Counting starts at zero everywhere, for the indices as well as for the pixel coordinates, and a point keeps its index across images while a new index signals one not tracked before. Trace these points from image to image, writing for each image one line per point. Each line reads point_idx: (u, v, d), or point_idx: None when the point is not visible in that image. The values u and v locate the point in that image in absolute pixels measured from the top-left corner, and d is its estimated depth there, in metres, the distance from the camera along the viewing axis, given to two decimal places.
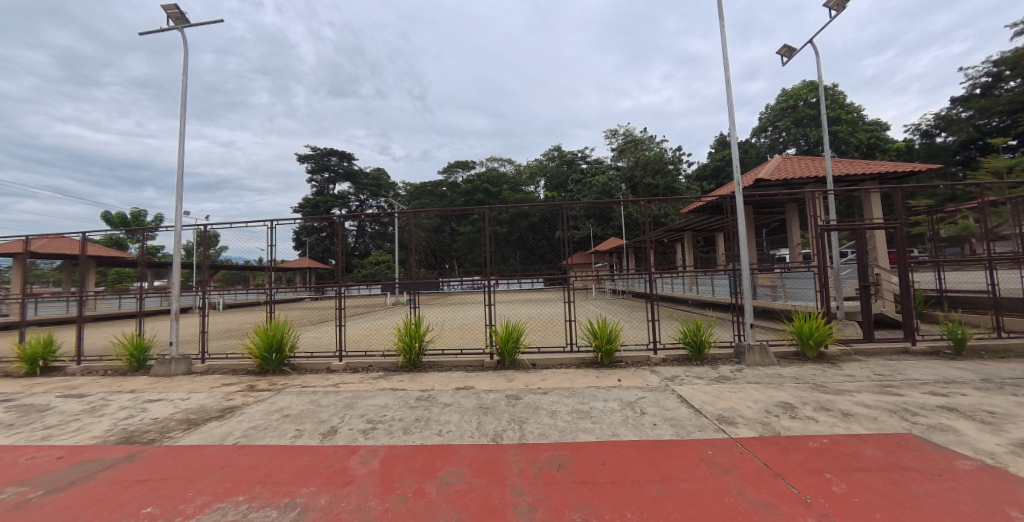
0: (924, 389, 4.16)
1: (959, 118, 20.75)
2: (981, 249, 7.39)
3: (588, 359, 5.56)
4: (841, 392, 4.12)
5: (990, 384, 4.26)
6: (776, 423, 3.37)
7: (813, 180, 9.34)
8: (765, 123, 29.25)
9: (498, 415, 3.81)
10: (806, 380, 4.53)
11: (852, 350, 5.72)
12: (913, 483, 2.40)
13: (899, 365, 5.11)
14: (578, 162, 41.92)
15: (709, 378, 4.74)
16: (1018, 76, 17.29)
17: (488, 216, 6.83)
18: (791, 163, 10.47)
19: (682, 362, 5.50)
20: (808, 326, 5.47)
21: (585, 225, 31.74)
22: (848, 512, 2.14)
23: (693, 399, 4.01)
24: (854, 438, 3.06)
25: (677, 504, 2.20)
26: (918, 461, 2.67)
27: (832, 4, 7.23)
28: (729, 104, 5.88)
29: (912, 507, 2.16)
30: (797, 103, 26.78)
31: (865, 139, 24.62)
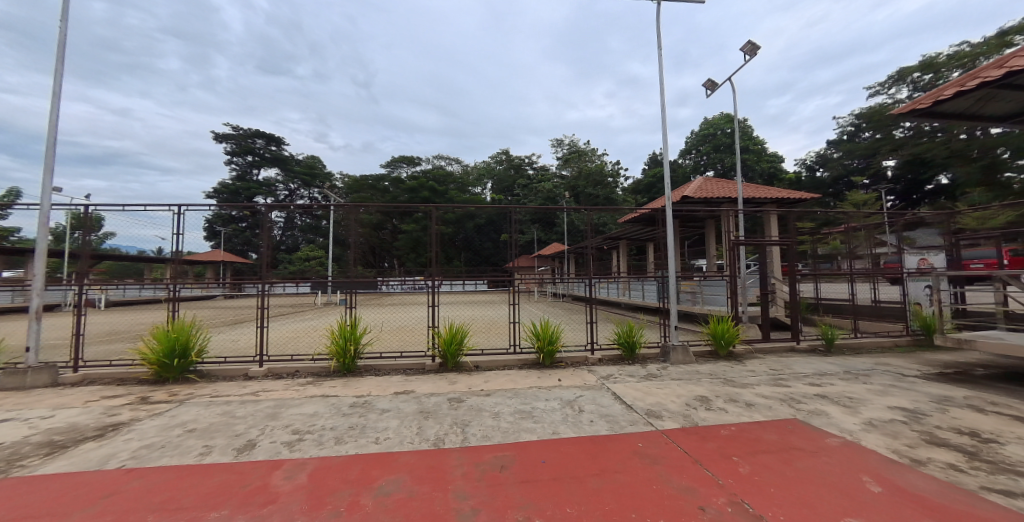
0: (805, 381, 4.97)
1: (833, 157, 25.25)
2: (845, 265, 9.04)
3: (531, 360, 5.69)
4: (746, 385, 4.74)
5: (850, 375, 5.23)
6: (695, 415, 3.77)
7: (727, 200, 10.62)
8: (690, 147, 32.70)
9: (440, 419, 3.72)
10: (719, 376, 5.13)
11: (753, 349, 6.62)
12: (799, 461, 2.85)
13: (788, 361, 6.04)
14: (524, 168, 42.86)
15: (640, 376, 5.14)
16: (872, 129, 21.64)
17: (434, 215, 6.63)
18: (710, 183, 11.78)
19: (616, 361, 5.88)
20: (721, 328, 6.22)
21: (529, 229, 32.64)
22: (752, 489, 2.47)
23: (626, 396, 4.31)
24: (756, 424, 3.54)
25: (614, 496, 2.35)
26: (805, 443, 3.16)
27: (746, 49, 8.35)
28: (664, 125, 6.43)
29: (799, 481, 2.55)
30: (716, 132, 30.55)
31: (766, 168, 28.38)
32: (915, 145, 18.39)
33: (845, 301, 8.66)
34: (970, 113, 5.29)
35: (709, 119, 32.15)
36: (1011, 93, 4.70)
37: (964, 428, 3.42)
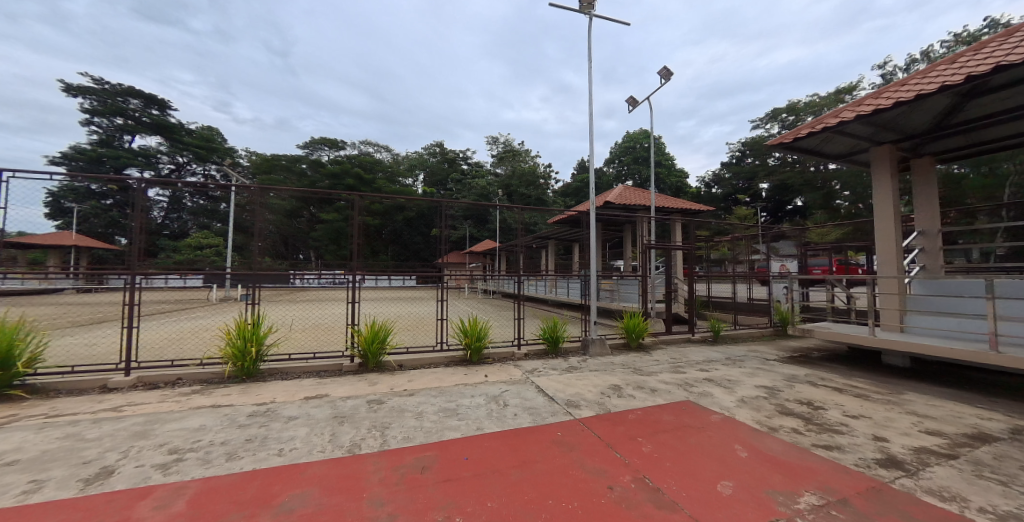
0: (698, 367, 5.71)
1: (725, 177, 29.44)
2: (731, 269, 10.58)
3: (458, 357, 5.64)
4: (651, 373, 5.29)
5: (731, 360, 6.15)
6: (608, 402, 4.09)
7: (643, 208, 11.69)
8: (614, 156, 35.36)
9: (357, 423, 3.48)
10: (630, 366, 5.64)
11: (659, 341, 7.41)
12: (691, 437, 3.26)
13: (686, 350, 6.88)
14: (459, 162, 42.24)
15: (562, 369, 5.41)
16: (755, 156, 25.71)
17: (358, 205, 6.14)
18: (630, 192, 12.85)
19: (541, 356, 6.11)
20: (633, 322, 6.84)
21: (462, 225, 32.36)
22: (653, 466, 2.77)
23: (548, 388, 4.50)
24: (658, 407, 3.97)
25: (533, 485, 2.44)
26: (695, 420, 3.64)
27: (662, 73, 9.26)
28: (591, 133, 6.83)
29: (689, 456, 2.93)
30: (636, 146, 33.52)
31: (675, 181, 31.96)
32: (784, 172, 22.29)
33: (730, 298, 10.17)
34: (818, 150, 6.54)
35: (630, 132, 35.06)
36: (844, 137, 5.92)
37: (805, 399, 4.26)
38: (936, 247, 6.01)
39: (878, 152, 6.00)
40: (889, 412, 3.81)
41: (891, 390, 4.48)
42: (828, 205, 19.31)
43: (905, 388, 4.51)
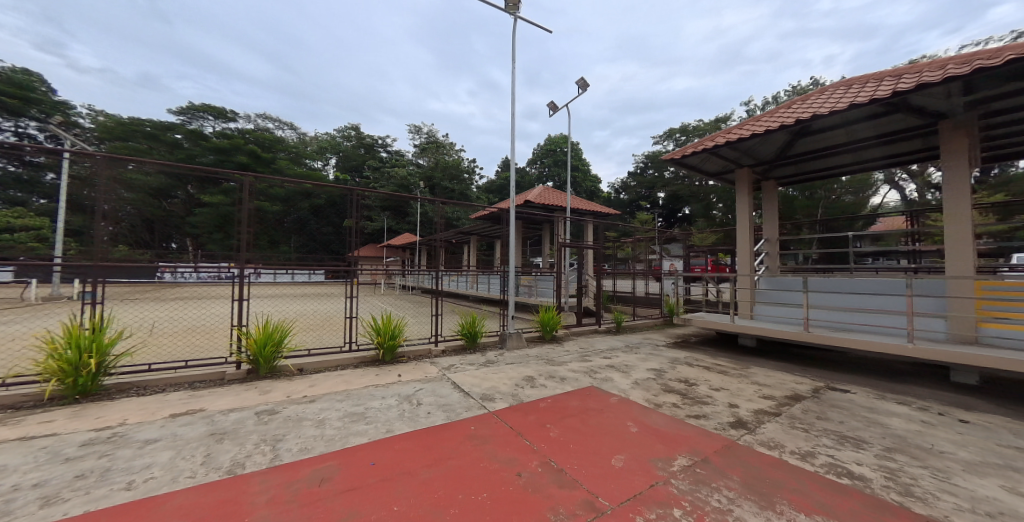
0: (602, 355, 6.31)
1: (631, 184, 32.73)
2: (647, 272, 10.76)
3: (368, 358, 5.34)
4: (562, 363, 5.69)
5: (629, 347, 6.92)
6: (521, 393, 4.28)
7: (560, 209, 12.38)
8: (535, 157, 36.72)
9: (241, 439, 3.08)
10: (543, 357, 5.99)
11: (570, 333, 7.98)
12: (593, 419, 3.61)
13: (592, 340, 7.53)
14: (376, 149, 39.58)
15: (478, 363, 5.49)
16: (655, 168, 29.08)
17: (248, 187, 5.23)
18: (549, 192, 13.49)
19: (458, 351, 6.12)
20: (547, 315, 7.26)
21: (379, 217, 30.48)
22: (558, 450, 3.00)
23: (464, 384, 4.53)
24: (566, 394, 4.30)
25: (443, 482, 2.46)
26: (597, 403, 4.03)
27: (580, 82, 9.88)
28: (512, 132, 6.95)
29: (590, 437, 3.24)
30: (556, 149, 35.28)
31: (590, 185, 34.47)
32: (677, 183, 25.61)
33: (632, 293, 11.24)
34: (700, 167, 7.64)
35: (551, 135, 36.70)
36: (718, 158, 7.08)
37: (683, 377, 5.01)
38: (776, 252, 7.50)
39: (739, 174, 7.32)
40: (741, 383, 4.70)
41: (744, 365, 5.52)
42: (709, 214, 22.78)
43: (753, 364, 5.59)
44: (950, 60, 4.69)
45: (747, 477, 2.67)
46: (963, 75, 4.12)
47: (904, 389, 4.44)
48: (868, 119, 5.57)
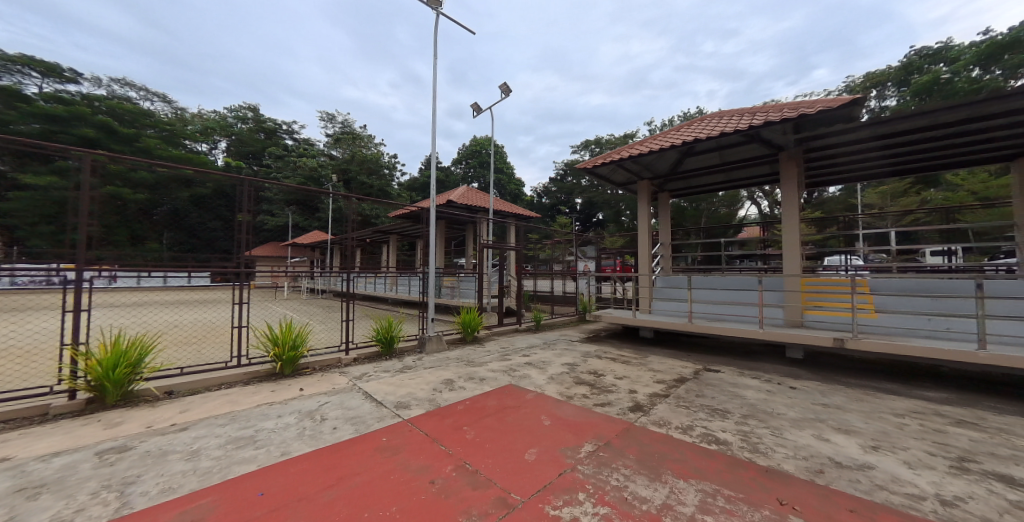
0: (522, 353, 6.52)
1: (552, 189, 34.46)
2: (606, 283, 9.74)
3: (263, 372, 4.75)
4: (482, 363, 5.74)
5: (547, 344, 7.27)
6: (439, 398, 4.21)
7: (482, 210, 12.47)
8: (460, 157, 36.41)
9: (73, 489, 2.46)
10: (464, 359, 5.98)
11: (492, 333, 8.10)
12: (509, 417, 3.71)
13: (513, 339, 7.73)
14: (280, 135, 35.27)
15: (395, 370, 5.26)
16: (573, 175, 31.00)
17: (89, 167, 4.07)
18: (472, 193, 13.50)
19: (372, 358, 5.77)
20: (468, 317, 7.25)
21: (282, 212, 27.17)
22: (473, 452, 3.01)
23: (377, 393, 4.29)
24: (484, 395, 4.34)
25: (348, 502, 2.31)
26: (514, 401, 4.16)
27: (503, 87, 10.11)
28: (434, 129, 6.83)
29: (505, 435, 3.33)
30: (482, 150, 35.46)
31: (514, 188, 35.32)
32: (591, 190, 27.68)
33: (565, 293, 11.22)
34: (609, 178, 8.36)
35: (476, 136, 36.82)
36: (623, 170, 7.85)
37: (593, 369, 5.44)
38: (669, 254, 8.54)
39: (639, 185, 8.21)
40: (640, 371, 5.27)
41: (643, 355, 6.20)
42: (618, 220, 25.11)
43: (651, 353, 6.30)
44: (786, 105, 5.91)
45: (641, 455, 3.00)
46: (793, 119, 5.28)
47: (759, 366, 5.43)
48: (733, 146, 6.68)
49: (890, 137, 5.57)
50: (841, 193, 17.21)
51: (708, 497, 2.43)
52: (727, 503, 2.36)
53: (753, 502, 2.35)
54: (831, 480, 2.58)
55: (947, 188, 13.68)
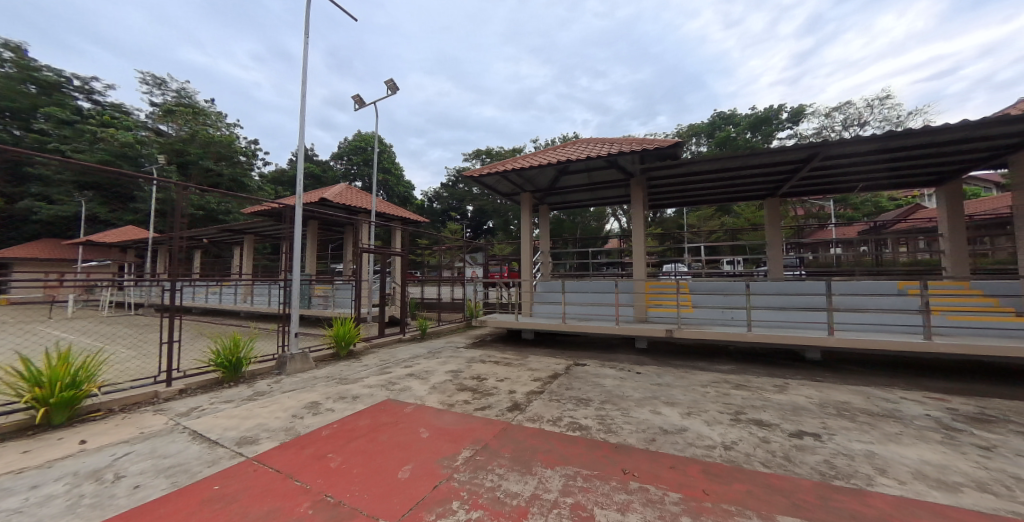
0: (403, 364, 6.17)
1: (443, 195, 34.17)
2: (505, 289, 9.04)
3: (18, 425, 3.39)
4: (356, 380, 5.23)
5: (431, 353, 7.05)
6: (299, 425, 3.64)
7: (364, 211, 11.49)
8: (341, 152, 33.09)
9: None
10: (334, 376, 5.35)
11: (371, 346, 7.47)
12: (383, 435, 3.43)
13: (395, 351, 7.27)
14: (69, 94, 26.15)
15: (240, 399, 4.38)
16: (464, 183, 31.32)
17: None
18: (351, 192, 12.33)
19: (208, 388, 4.70)
20: (343, 329, 6.56)
21: (74, 198, 20.17)
22: (337, 482, 2.68)
23: (211, 431, 3.48)
24: (356, 414, 3.93)
25: None
26: (391, 417, 3.87)
27: (388, 84, 9.67)
28: (303, 120, 6.19)
29: (377, 456, 3.05)
30: (367, 147, 33.01)
31: (403, 191, 33.53)
32: (481, 199, 28.43)
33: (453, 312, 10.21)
34: (495, 187, 8.69)
35: (360, 132, 34.12)
36: (507, 182, 8.27)
37: (476, 374, 5.49)
38: (548, 261, 9.30)
39: (522, 197, 8.74)
40: (519, 371, 5.54)
41: (523, 355, 6.55)
42: (506, 228, 26.34)
43: (530, 354, 6.70)
44: (637, 140, 7.13)
45: (515, 452, 3.13)
46: (640, 151, 6.44)
47: (616, 357, 6.30)
48: (597, 169, 7.69)
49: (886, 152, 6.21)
50: (674, 214, 21.61)
51: (570, 479, 2.65)
52: (584, 482, 2.62)
53: (605, 476, 2.66)
54: (660, 445, 3.12)
55: (736, 214, 18.51)
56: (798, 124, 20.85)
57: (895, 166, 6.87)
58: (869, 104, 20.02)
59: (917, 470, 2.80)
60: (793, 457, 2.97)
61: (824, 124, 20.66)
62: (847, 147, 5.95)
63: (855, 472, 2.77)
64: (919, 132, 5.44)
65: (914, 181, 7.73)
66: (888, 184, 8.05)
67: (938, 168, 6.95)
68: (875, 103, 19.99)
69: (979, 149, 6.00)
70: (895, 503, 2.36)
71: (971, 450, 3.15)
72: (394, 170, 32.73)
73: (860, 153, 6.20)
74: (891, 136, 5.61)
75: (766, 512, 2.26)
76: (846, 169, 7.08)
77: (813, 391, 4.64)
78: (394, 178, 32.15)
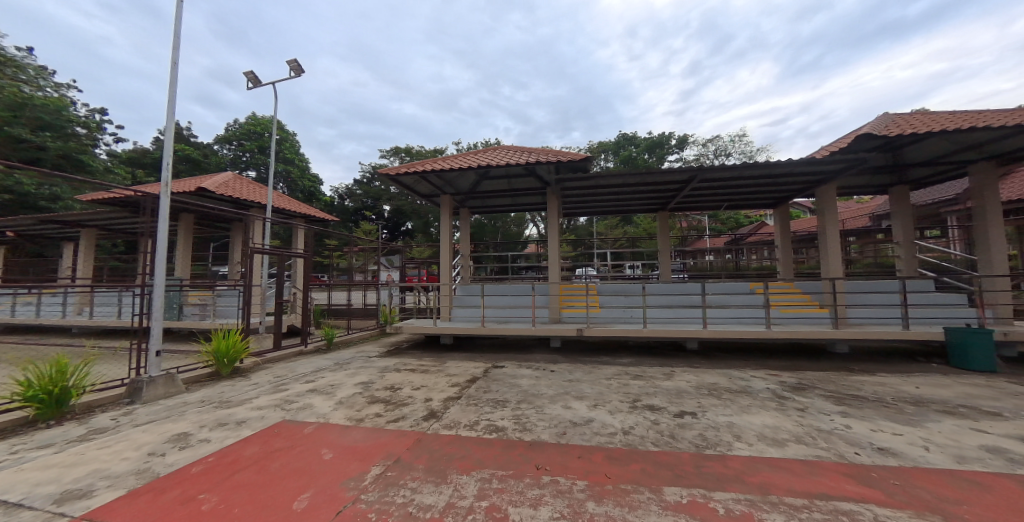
0: (304, 380, 5.50)
1: (356, 192, 31.70)
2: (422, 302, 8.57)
3: None
4: (242, 402, 4.49)
5: (338, 365, 6.42)
6: (157, 464, 2.97)
7: (257, 206, 10.03)
8: (229, 135, 28.49)
9: None
10: (212, 400, 4.52)
11: (262, 361, 6.50)
12: (274, 463, 2.99)
13: (293, 365, 6.45)
14: None
15: (68, 441, 3.41)
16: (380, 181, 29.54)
17: None
18: (240, 183, 10.66)
19: (14, 431, 3.58)
20: (225, 343, 5.60)
21: None
22: None
23: (17, 489, 2.63)
24: (240, 442, 3.36)
25: None
26: (286, 441, 3.39)
27: (291, 65, 8.67)
28: (174, 93, 5.18)
29: (265, 489, 2.64)
30: (263, 133, 29.02)
31: (308, 186, 29.81)
32: (399, 199, 27.15)
33: (362, 330, 9.39)
34: (413, 188, 8.35)
35: (255, 115, 29.85)
36: (427, 182, 8.01)
37: (389, 384, 5.16)
38: (468, 264, 9.25)
39: (442, 199, 8.55)
40: (436, 378, 5.37)
41: (441, 361, 6.37)
42: (426, 230, 25.56)
43: (448, 359, 6.55)
44: (553, 151, 7.58)
45: (430, 462, 3.00)
46: (558, 162, 6.86)
47: (531, 357, 6.51)
48: (517, 176, 7.94)
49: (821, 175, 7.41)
50: (585, 222, 23.37)
51: (484, 483, 2.64)
52: (499, 483, 2.63)
53: (519, 475, 2.71)
54: (570, 437, 3.30)
55: (636, 224, 20.80)
56: (684, 149, 24.33)
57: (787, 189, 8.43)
58: (734, 138, 24.33)
59: (762, 433, 3.44)
60: (676, 434, 3.41)
61: (702, 151, 24.50)
62: (800, 167, 6.93)
63: (720, 440, 3.29)
64: (768, 165, 6.77)
65: (761, 203, 9.61)
66: (747, 204, 9.82)
67: (777, 193, 8.73)
68: (738, 137, 24.41)
69: (804, 180, 7.69)
70: (747, 462, 2.87)
71: (797, 412, 3.98)
72: (298, 161, 29.36)
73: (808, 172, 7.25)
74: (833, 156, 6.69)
75: (656, 486, 2.53)
76: (767, 187, 8.30)
77: (692, 376, 5.41)
78: (297, 171, 28.83)
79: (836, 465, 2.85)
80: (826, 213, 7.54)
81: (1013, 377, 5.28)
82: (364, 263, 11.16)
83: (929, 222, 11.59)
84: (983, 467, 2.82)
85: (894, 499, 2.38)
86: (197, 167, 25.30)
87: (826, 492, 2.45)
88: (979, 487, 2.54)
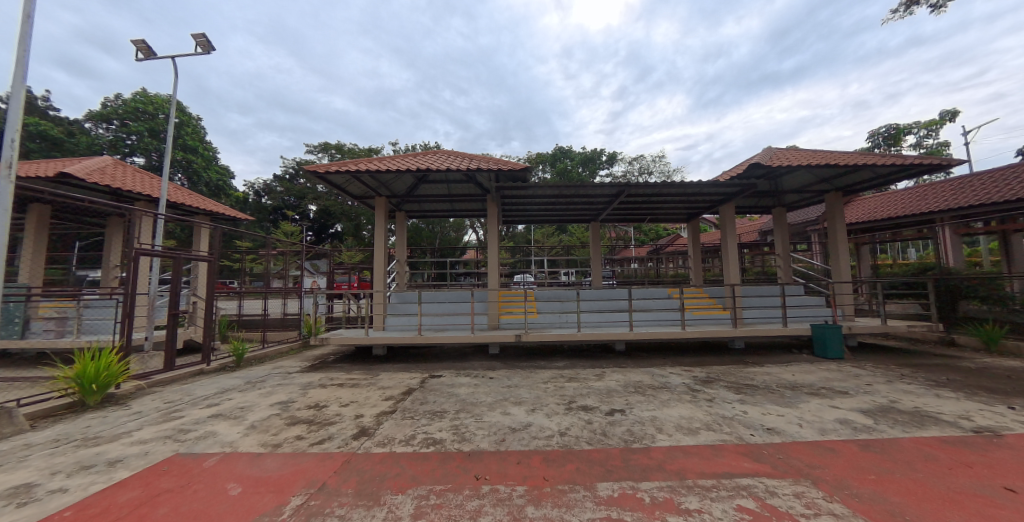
0: (203, 404, 4.74)
1: (275, 189, 28.57)
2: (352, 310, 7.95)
3: None
4: (118, 437, 3.71)
5: (248, 384, 5.65)
6: None
7: (145, 199, 8.51)
8: (109, 113, 23.91)
9: None
10: (72, 439, 3.66)
11: (147, 385, 5.46)
12: (159, 508, 2.49)
13: (189, 388, 5.51)
14: None
15: None
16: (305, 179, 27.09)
17: None
18: (122, 171, 8.96)
19: None
20: (94, 366, 4.61)
21: None
22: None
23: None
24: (112, 488, 2.75)
25: None
26: (175, 481, 2.84)
27: (198, 41, 7.59)
28: (27, 56, 4.20)
29: None
30: (156, 114, 24.87)
31: (214, 179, 25.94)
32: (326, 199, 25.13)
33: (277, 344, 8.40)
34: (344, 188, 7.80)
35: (145, 92, 25.43)
36: (359, 183, 7.53)
37: (312, 402, 4.68)
38: (403, 271, 8.85)
39: (376, 201, 8.10)
40: (368, 392, 5.00)
41: (372, 374, 5.96)
42: (357, 233, 24.00)
43: (380, 371, 6.15)
44: (492, 159, 7.66)
45: (358, 485, 2.76)
46: (496, 170, 6.95)
47: (469, 365, 6.41)
48: (456, 182, 7.86)
49: (722, 195, 8.49)
50: (523, 230, 23.88)
51: (420, 500, 2.50)
52: (437, 498, 2.51)
53: (457, 488, 2.61)
54: (509, 444, 3.29)
55: (570, 233, 21.79)
56: (613, 165, 26.27)
57: (699, 206, 9.49)
58: (654, 158, 26.90)
59: (679, 423, 3.78)
60: (607, 431, 3.59)
61: (629, 169, 26.73)
62: (707, 188, 7.90)
63: (645, 434, 3.53)
64: (682, 184, 7.59)
65: (677, 217, 10.69)
66: (666, 218, 10.87)
67: (691, 209, 9.78)
68: (658, 158, 27.06)
69: (711, 199, 8.74)
70: (666, 451, 3.12)
71: (706, 403, 4.46)
72: (201, 150, 25.59)
73: (712, 193, 8.27)
74: (731, 180, 7.76)
75: (589, 483, 2.63)
76: (682, 204, 9.25)
77: (619, 376, 5.76)
78: (200, 161, 25.11)
79: (736, 446, 3.24)
80: (726, 228, 8.64)
81: (858, 363, 6.54)
82: (283, 268, 10.07)
83: (800, 237, 13.96)
84: (838, 436, 3.43)
85: (778, 470, 2.76)
86: (59, 147, 20.64)
87: (728, 471, 2.77)
88: (835, 452, 3.08)
